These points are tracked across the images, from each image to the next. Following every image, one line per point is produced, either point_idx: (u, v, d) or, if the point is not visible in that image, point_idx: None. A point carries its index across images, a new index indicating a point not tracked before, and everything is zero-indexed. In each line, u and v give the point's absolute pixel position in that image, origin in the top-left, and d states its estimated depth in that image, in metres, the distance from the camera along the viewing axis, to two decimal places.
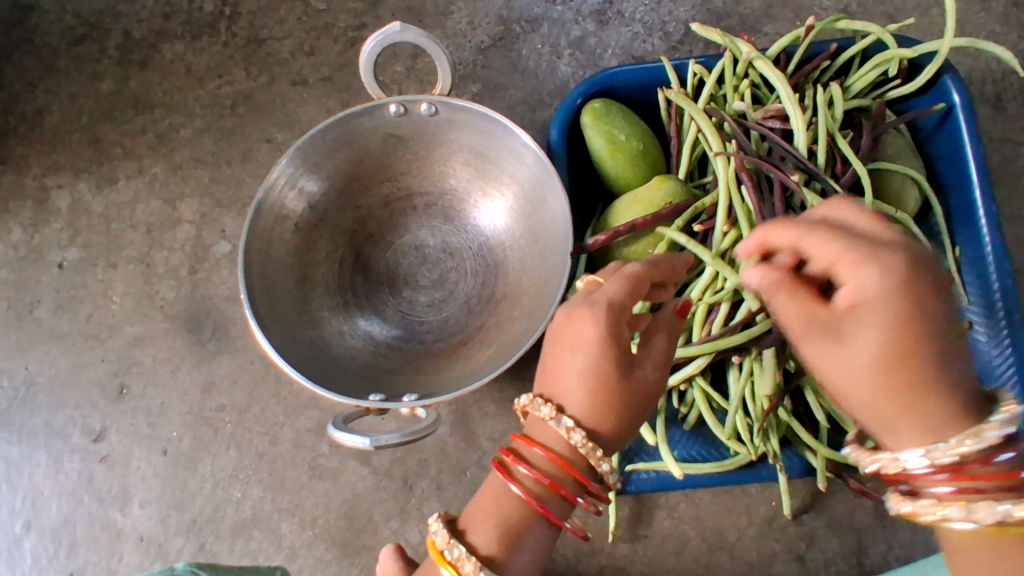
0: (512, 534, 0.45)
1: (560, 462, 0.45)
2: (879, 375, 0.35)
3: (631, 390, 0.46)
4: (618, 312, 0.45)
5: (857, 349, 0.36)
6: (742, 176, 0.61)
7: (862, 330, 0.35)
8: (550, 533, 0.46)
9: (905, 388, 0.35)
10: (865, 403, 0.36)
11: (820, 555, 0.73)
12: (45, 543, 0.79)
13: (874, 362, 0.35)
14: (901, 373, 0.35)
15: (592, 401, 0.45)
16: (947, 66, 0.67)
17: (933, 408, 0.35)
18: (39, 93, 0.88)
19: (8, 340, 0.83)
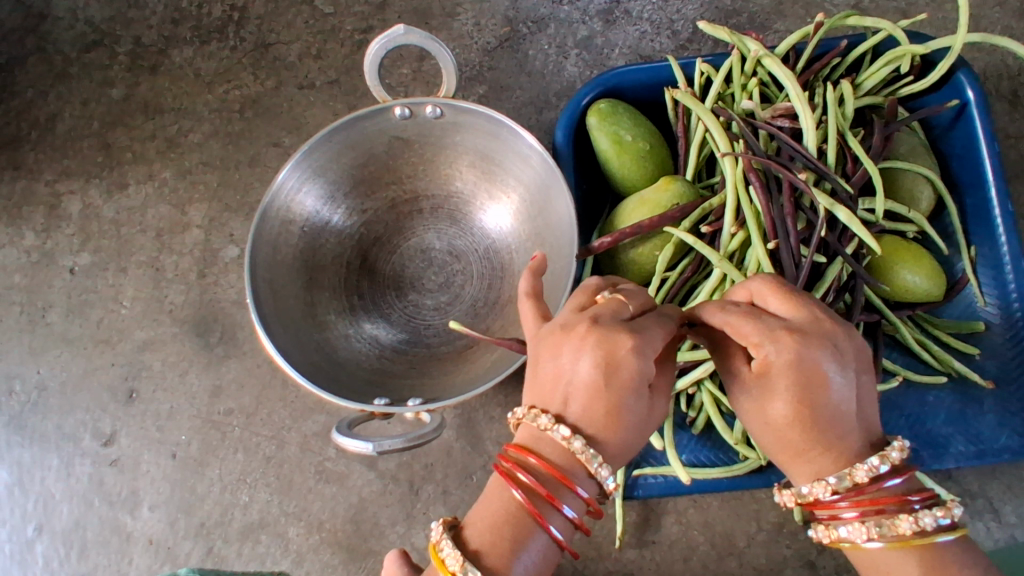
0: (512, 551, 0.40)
1: (561, 473, 0.42)
2: (755, 424, 0.42)
3: (645, 427, 0.44)
4: (653, 348, 0.42)
5: (749, 410, 0.42)
6: (750, 177, 0.60)
7: (741, 395, 0.42)
8: (553, 552, 0.42)
9: (777, 434, 0.41)
10: (760, 444, 0.43)
11: (831, 560, 0.72)
12: (57, 545, 0.80)
13: (750, 416, 0.42)
14: (779, 427, 0.41)
15: (618, 436, 0.42)
16: (961, 62, 0.65)
17: (803, 450, 0.41)
18: (50, 99, 0.89)
19: (21, 345, 0.84)
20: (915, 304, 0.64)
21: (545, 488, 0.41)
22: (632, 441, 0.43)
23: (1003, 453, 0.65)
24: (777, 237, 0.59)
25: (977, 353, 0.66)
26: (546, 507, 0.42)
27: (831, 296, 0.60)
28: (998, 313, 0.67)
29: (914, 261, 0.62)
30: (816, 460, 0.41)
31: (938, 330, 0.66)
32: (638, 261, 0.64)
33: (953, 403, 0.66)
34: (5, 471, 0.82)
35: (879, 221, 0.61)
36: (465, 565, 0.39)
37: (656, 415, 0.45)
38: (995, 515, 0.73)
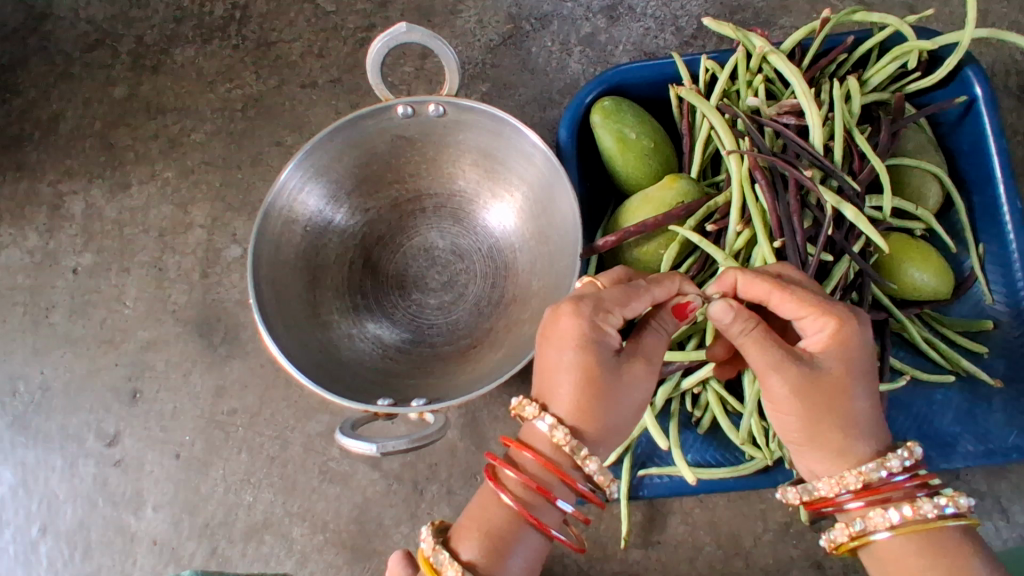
0: (506, 548, 0.43)
1: (552, 467, 0.44)
2: (813, 400, 0.43)
3: (620, 392, 0.45)
4: (602, 311, 0.45)
5: (814, 383, 0.43)
6: (756, 174, 0.59)
7: (804, 370, 0.43)
8: (540, 544, 0.44)
9: (835, 406, 0.43)
10: (803, 426, 0.44)
11: (838, 560, 0.72)
12: (61, 546, 0.80)
13: (813, 390, 0.43)
14: (838, 396, 0.43)
15: (581, 399, 0.44)
16: (969, 57, 0.65)
17: (853, 424, 0.44)
18: (53, 99, 0.89)
19: (25, 346, 0.84)
20: (923, 303, 0.63)
21: (533, 482, 0.43)
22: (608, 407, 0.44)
23: (1012, 452, 0.64)
24: (783, 235, 0.58)
25: (985, 352, 0.65)
26: (535, 501, 0.44)
27: (838, 295, 0.59)
28: (1006, 312, 0.66)
29: (921, 259, 0.61)
30: (859, 436, 0.44)
31: (946, 329, 0.65)
32: (643, 260, 0.64)
33: (961, 402, 0.66)
34: (9, 471, 0.82)
35: (885, 219, 0.60)
36: (438, 548, 0.43)
37: (629, 380, 0.45)
38: (1004, 514, 0.72)
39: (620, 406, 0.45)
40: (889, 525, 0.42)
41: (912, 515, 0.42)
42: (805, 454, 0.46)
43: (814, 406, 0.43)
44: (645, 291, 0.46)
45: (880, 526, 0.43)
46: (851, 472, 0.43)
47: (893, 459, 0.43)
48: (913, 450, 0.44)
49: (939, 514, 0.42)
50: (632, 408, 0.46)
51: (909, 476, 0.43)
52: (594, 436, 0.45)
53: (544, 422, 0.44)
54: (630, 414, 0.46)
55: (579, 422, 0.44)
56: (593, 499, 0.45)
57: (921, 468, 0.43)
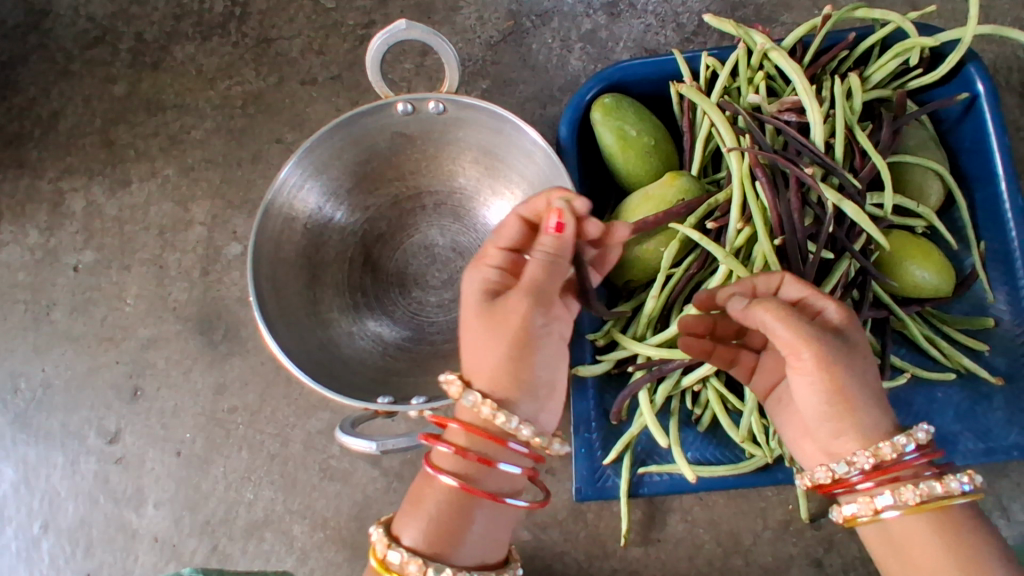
0: (458, 524, 0.48)
1: (474, 432, 0.49)
2: (851, 368, 0.45)
3: (534, 349, 0.51)
4: (479, 264, 0.53)
5: (850, 352, 0.45)
6: (756, 172, 0.59)
7: (839, 340, 0.45)
8: (484, 510, 0.49)
9: (865, 375, 0.46)
10: (834, 400, 0.45)
11: (837, 558, 0.72)
12: (62, 543, 0.80)
13: (847, 359, 0.45)
14: (864, 368, 0.46)
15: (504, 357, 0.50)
16: (971, 54, 0.64)
17: (875, 397, 0.46)
18: (53, 96, 0.89)
19: (26, 343, 0.84)
20: (924, 301, 0.63)
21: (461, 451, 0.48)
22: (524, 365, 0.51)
23: (1012, 450, 0.64)
24: (784, 233, 0.58)
25: (987, 349, 0.65)
26: (469, 470, 0.49)
27: (838, 293, 0.59)
28: (1008, 310, 0.66)
29: (923, 257, 0.61)
30: (880, 405, 0.47)
31: (948, 327, 0.65)
32: (644, 259, 0.63)
33: (962, 399, 0.66)
34: (11, 468, 0.82)
35: (886, 216, 0.60)
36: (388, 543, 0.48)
37: (506, 314, 0.50)
38: (1004, 512, 0.72)
39: (502, 339, 0.50)
40: (899, 504, 0.45)
41: (924, 494, 0.45)
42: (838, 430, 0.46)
43: (843, 382, 0.45)
44: (511, 218, 0.53)
45: (890, 505, 0.45)
46: (886, 443, 0.45)
47: (905, 440, 0.45)
48: (926, 433, 0.46)
49: (950, 493, 0.45)
50: (541, 357, 0.52)
51: (920, 456, 0.46)
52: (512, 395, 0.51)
53: (471, 400, 0.49)
54: (513, 342, 0.50)
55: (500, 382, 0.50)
56: (521, 450, 0.50)
57: (932, 449, 0.46)
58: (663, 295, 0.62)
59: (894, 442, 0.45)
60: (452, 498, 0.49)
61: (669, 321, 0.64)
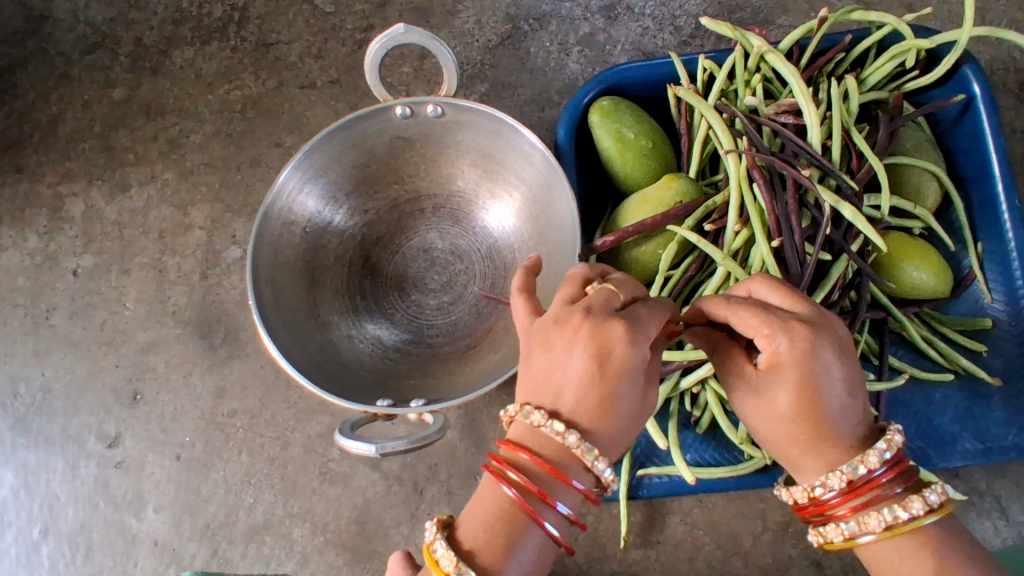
0: (508, 542, 0.40)
1: (552, 468, 0.41)
2: (768, 420, 0.42)
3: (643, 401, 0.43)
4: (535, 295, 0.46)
5: (764, 404, 0.42)
6: (753, 174, 0.59)
7: (754, 392, 0.42)
8: (547, 545, 0.41)
9: (789, 426, 0.41)
10: (774, 440, 0.43)
11: (837, 560, 0.72)
12: (62, 547, 0.80)
13: (764, 407, 0.42)
14: (790, 422, 0.41)
15: (603, 400, 0.41)
16: (967, 56, 0.65)
17: (819, 439, 0.41)
18: (53, 101, 0.89)
19: (26, 347, 0.84)
20: (922, 301, 0.63)
21: (537, 486, 0.40)
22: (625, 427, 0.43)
23: (1010, 451, 0.64)
24: (781, 235, 0.59)
25: (983, 351, 0.65)
26: (538, 502, 0.41)
27: (836, 293, 0.59)
28: (1005, 310, 0.66)
29: (921, 259, 0.61)
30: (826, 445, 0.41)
31: (945, 328, 0.65)
32: (642, 260, 0.64)
33: (961, 400, 0.66)
34: (11, 473, 0.82)
35: (884, 217, 0.60)
36: (460, 566, 0.39)
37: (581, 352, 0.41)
38: (1003, 512, 0.72)
39: (572, 378, 0.42)
40: (872, 530, 0.41)
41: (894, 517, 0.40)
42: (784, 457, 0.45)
43: (773, 429, 0.42)
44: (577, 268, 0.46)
45: (864, 531, 0.41)
46: (833, 475, 0.41)
47: (865, 462, 0.41)
48: (888, 445, 0.41)
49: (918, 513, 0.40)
50: (626, 409, 0.42)
51: (885, 472, 0.41)
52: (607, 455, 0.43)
53: (551, 426, 0.41)
54: (594, 383, 0.41)
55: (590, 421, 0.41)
56: (593, 496, 0.42)
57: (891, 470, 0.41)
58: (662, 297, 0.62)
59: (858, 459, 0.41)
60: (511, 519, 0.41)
61: None
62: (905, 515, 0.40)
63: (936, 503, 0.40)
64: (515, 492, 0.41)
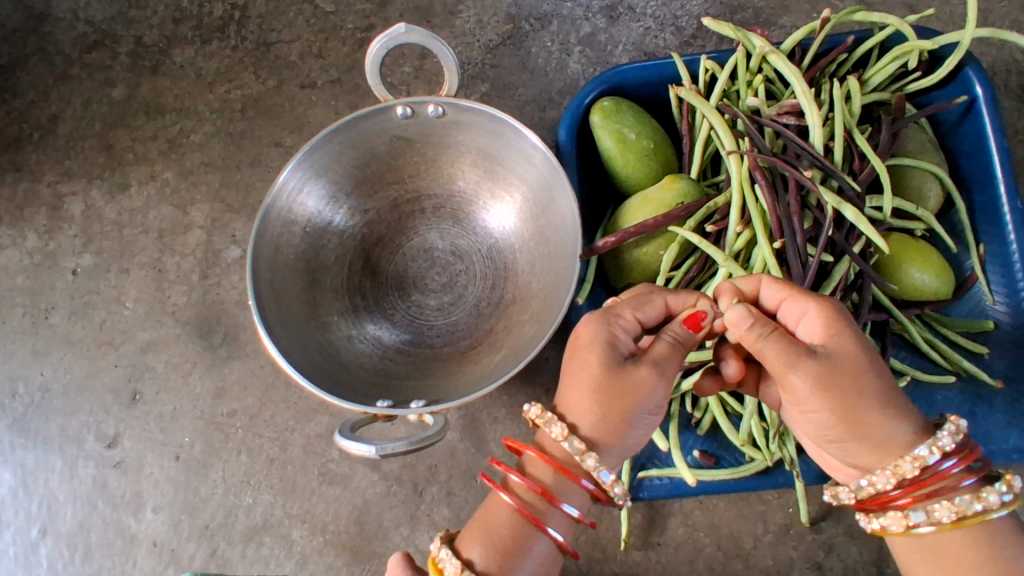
0: (502, 543, 0.47)
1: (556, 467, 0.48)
2: (836, 386, 0.44)
3: (632, 384, 0.48)
4: None
5: (829, 371, 0.44)
6: (755, 175, 0.59)
7: (819, 356, 0.44)
8: (544, 547, 0.48)
9: (861, 385, 0.44)
10: (838, 419, 0.44)
11: (838, 562, 0.72)
12: (61, 548, 0.80)
13: (832, 369, 0.44)
14: (859, 382, 0.44)
15: (584, 370, 0.49)
16: (970, 57, 0.65)
17: (883, 406, 0.44)
18: (52, 100, 0.89)
19: (25, 346, 0.84)
20: (924, 304, 0.63)
21: (537, 486, 0.47)
22: (617, 410, 0.48)
23: (1012, 454, 0.64)
24: (783, 236, 0.58)
25: (985, 351, 0.65)
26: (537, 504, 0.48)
27: (838, 296, 0.59)
28: (1007, 312, 0.66)
29: (923, 260, 0.61)
30: (897, 396, 0.45)
31: (947, 329, 0.65)
32: (643, 261, 0.63)
33: (962, 402, 0.66)
34: (9, 472, 0.82)
35: (886, 219, 0.60)
36: (445, 549, 0.47)
37: (577, 342, 0.50)
38: None
39: (573, 366, 0.50)
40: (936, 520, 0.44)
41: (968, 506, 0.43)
42: (848, 451, 0.46)
43: (838, 399, 0.44)
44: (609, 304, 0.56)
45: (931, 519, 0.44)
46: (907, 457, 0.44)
47: (938, 445, 0.43)
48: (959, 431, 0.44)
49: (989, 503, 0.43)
50: (615, 382, 0.48)
51: (956, 461, 0.44)
52: (607, 440, 0.48)
53: (546, 423, 0.48)
54: (583, 359, 0.49)
55: (581, 395, 0.48)
56: (601, 494, 0.48)
57: (972, 450, 0.44)
58: None
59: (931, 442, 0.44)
60: (509, 518, 0.48)
61: None
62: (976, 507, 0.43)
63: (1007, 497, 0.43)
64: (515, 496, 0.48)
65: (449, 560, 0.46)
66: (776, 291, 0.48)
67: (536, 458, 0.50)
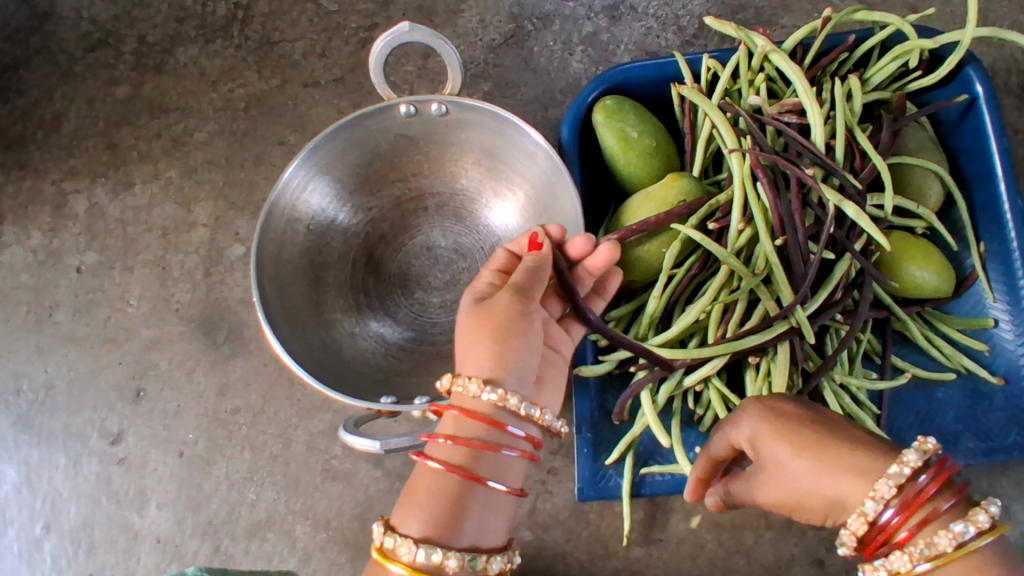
0: (451, 510, 0.47)
1: (483, 419, 0.50)
2: (798, 471, 0.47)
3: (490, 308, 0.53)
4: None
5: (778, 465, 0.48)
6: (758, 173, 0.60)
7: (764, 460, 0.49)
8: (489, 502, 0.49)
9: (834, 449, 0.47)
10: (812, 491, 0.47)
11: (838, 558, 0.72)
12: (64, 544, 0.80)
13: (807, 446, 0.47)
14: (806, 452, 0.47)
15: (465, 316, 0.54)
16: (970, 56, 0.65)
17: (843, 461, 0.46)
18: (56, 98, 0.89)
19: (29, 344, 0.84)
20: (924, 301, 0.64)
21: (470, 443, 0.49)
22: (488, 337, 0.52)
23: (1013, 450, 0.63)
24: (785, 234, 0.59)
25: (986, 350, 0.66)
26: (471, 459, 0.49)
27: (838, 293, 0.60)
28: (1007, 311, 0.66)
29: (923, 258, 0.61)
30: (870, 453, 0.46)
31: (948, 327, 0.66)
32: (646, 259, 0.63)
33: (963, 399, 0.66)
34: (13, 469, 0.82)
35: (886, 217, 0.60)
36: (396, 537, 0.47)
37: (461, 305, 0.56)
38: (1006, 512, 0.73)
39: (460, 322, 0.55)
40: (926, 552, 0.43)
41: (951, 539, 0.43)
42: (839, 509, 0.47)
43: (802, 478, 0.47)
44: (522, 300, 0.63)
45: (920, 553, 0.44)
46: (881, 482, 0.44)
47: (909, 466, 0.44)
48: (929, 450, 0.45)
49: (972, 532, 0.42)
50: (487, 310, 0.53)
51: (933, 482, 0.44)
52: (491, 371, 0.51)
53: (462, 385, 0.51)
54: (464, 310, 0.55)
55: (465, 337, 0.53)
56: (524, 433, 0.51)
57: (948, 470, 0.45)
58: (665, 295, 0.62)
59: (900, 469, 0.44)
60: (445, 484, 0.48)
61: (670, 322, 0.65)
62: (957, 537, 0.42)
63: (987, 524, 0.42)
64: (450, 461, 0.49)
65: (398, 543, 0.46)
66: (725, 441, 0.54)
67: (459, 418, 0.51)
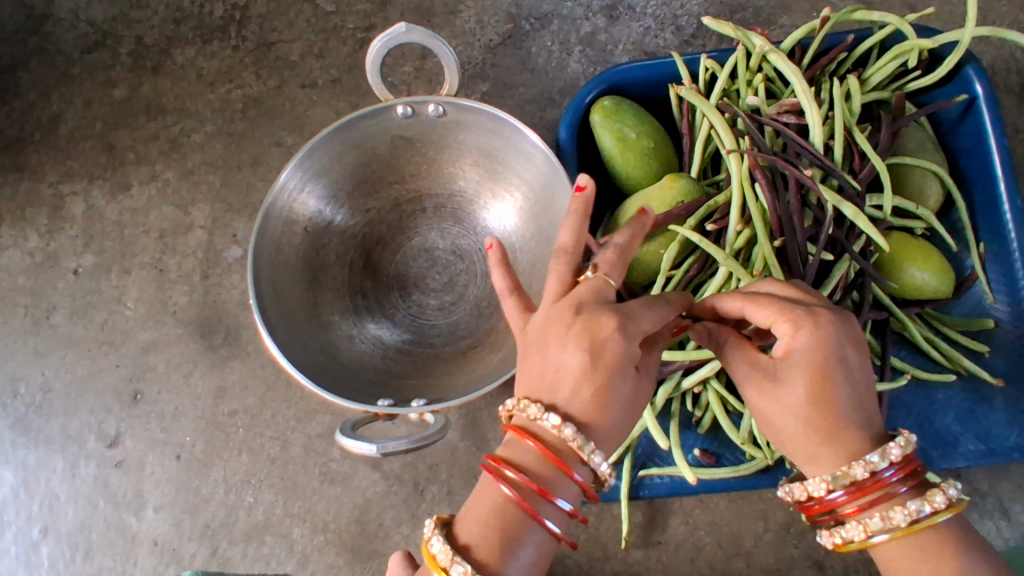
0: (508, 539, 0.39)
1: (553, 456, 0.41)
2: (803, 412, 0.43)
3: (613, 349, 0.41)
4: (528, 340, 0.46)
5: (778, 394, 0.44)
6: (756, 174, 0.59)
7: (776, 378, 0.44)
8: (546, 544, 0.40)
9: (841, 417, 0.43)
10: (799, 436, 0.44)
11: (838, 560, 0.72)
12: (62, 547, 0.80)
13: (820, 403, 0.43)
14: (820, 406, 0.43)
15: (576, 346, 0.41)
16: (969, 56, 0.64)
17: (843, 427, 0.43)
18: (53, 100, 0.89)
19: (26, 346, 0.84)
20: (925, 302, 0.63)
21: (538, 481, 0.40)
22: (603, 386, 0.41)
23: (1012, 452, 0.64)
24: (784, 235, 0.59)
25: (987, 350, 0.65)
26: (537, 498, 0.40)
27: (838, 294, 0.59)
28: (1008, 311, 0.66)
29: (923, 259, 0.61)
30: (862, 426, 0.44)
31: (948, 328, 0.65)
32: (643, 260, 0.63)
33: (962, 401, 0.66)
34: (10, 472, 0.82)
35: (886, 218, 0.60)
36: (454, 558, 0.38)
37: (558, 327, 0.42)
38: (1006, 514, 0.72)
39: (556, 349, 0.42)
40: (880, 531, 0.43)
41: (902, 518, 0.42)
42: (799, 457, 0.46)
43: (802, 425, 0.43)
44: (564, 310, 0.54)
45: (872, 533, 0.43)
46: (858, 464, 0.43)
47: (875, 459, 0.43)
48: (900, 445, 0.43)
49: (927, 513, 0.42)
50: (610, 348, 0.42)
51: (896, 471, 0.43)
52: (592, 416, 0.41)
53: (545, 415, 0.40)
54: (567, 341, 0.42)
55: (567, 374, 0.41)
56: (592, 487, 0.42)
57: (917, 462, 0.43)
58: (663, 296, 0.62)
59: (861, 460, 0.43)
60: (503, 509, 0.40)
61: None
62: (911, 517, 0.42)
63: (944, 504, 0.42)
64: (514, 490, 0.40)
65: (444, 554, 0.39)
66: (761, 312, 0.45)
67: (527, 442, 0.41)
